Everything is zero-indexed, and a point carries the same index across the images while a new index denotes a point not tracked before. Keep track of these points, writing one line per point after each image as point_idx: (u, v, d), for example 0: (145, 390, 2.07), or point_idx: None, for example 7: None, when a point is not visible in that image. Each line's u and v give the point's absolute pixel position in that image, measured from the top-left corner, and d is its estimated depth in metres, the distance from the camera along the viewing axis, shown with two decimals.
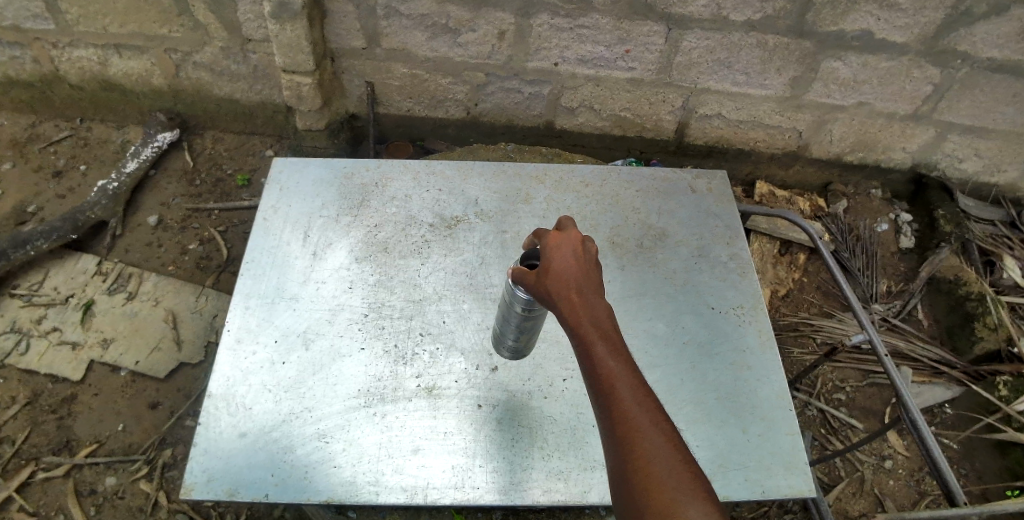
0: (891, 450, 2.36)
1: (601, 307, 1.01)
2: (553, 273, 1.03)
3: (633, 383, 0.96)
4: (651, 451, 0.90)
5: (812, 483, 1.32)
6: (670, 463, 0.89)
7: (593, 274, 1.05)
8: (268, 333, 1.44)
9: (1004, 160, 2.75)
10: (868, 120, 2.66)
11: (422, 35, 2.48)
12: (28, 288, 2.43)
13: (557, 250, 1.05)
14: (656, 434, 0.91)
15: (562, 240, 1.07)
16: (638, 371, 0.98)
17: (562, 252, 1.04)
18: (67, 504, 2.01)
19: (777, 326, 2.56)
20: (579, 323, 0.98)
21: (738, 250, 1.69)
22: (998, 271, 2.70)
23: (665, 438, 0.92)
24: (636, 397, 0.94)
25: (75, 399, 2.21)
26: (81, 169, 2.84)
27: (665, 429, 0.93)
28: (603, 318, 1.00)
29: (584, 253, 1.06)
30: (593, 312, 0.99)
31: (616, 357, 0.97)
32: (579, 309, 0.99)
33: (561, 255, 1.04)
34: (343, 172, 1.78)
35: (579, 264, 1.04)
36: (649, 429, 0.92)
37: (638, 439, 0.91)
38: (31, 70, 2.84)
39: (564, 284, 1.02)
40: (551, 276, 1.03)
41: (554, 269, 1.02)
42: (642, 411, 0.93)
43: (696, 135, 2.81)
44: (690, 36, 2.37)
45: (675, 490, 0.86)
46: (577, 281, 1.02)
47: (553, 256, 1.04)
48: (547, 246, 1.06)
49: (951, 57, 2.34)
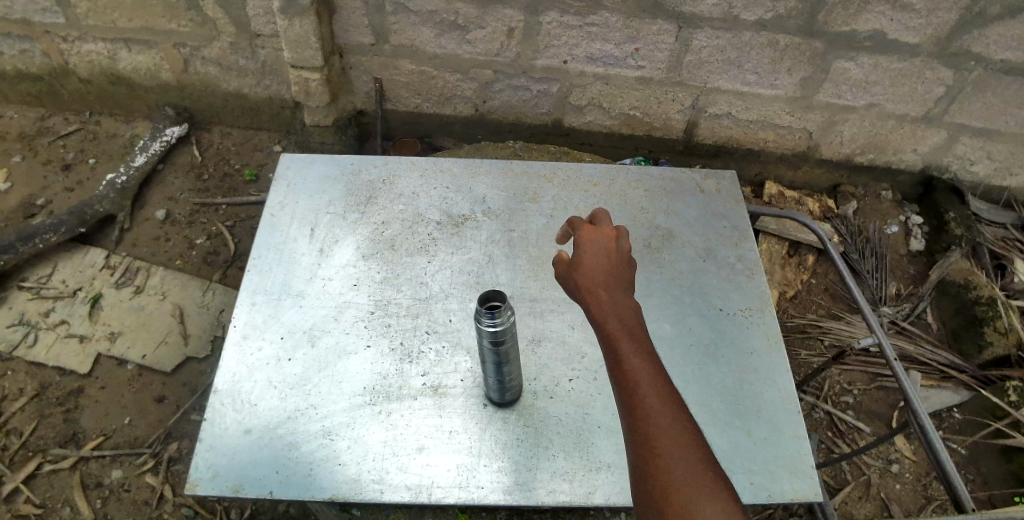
0: (898, 454, 2.34)
1: (626, 302, 1.09)
2: (582, 267, 1.14)
3: (651, 372, 1.00)
4: (661, 437, 0.93)
5: (819, 487, 1.30)
6: (679, 451, 0.92)
7: (622, 273, 1.14)
8: (274, 330, 1.44)
9: (1017, 163, 2.72)
10: (879, 121, 2.63)
11: (430, 32, 2.48)
12: (36, 281, 2.44)
13: (589, 251, 1.16)
14: (671, 425, 0.95)
15: (596, 242, 1.18)
16: (659, 364, 1.03)
17: (593, 249, 1.16)
18: (73, 496, 2.02)
19: (784, 328, 2.54)
20: (602, 314, 1.07)
21: (747, 251, 1.68)
22: (1009, 275, 2.67)
23: (680, 429, 0.94)
24: (654, 389, 0.98)
25: (81, 392, 2.22)
26: (90, 163, 2.85)
27: (679, 418, 0.96)
28: (627, 313, 1.08)
29: (614, 255, 1.16)
30: (617, 307, 1.07)
31: (636, 347, 1.03)
32: (604, 303, 1.08)
33: (592, 254, 1.15)
34: (350, 170, 1.78)
35: (607, 260, 1.15)
36: (661, 417, 0.95)
37: (648, 425, 0.95)
38: (40, 64, 2.85)
39: (591, 278, 1.12)
40: (581, 273, 1.13)
41: (584, 265, 1.13)
42: (657, 400, 0.97)
43: (705, 135, 2.80)
44: (700, 35, 2.35)
45: (685, 477, 0.89)
46: (604, 276, 1.12)
47: (584, 255, 1.15)
48: (580, 243, 1.18)
49: (964, 59, 2.32)
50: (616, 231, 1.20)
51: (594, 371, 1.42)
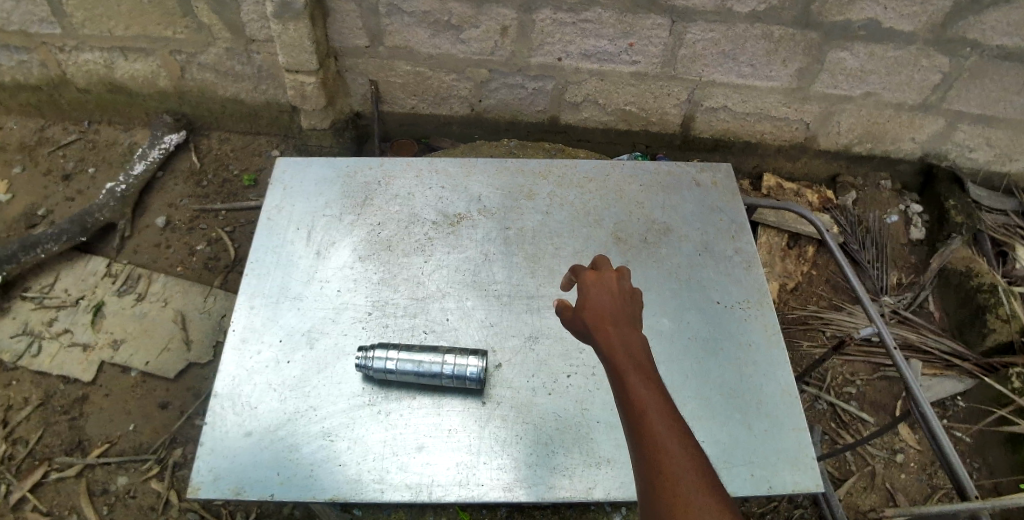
0: (902, 444, 2.33)
1: (633, 336, 1.11)
2: (588, 305, 1.16)
3: (662, 404, 1.00)
4: (675, 466, 0.92)
5: (820, 479, 1.30)
6: (693, 481, 0.91)
7: (627, 307, 1.16)
8: (273, 333, 1.44)
9: (1017, 149, 2.70)
10: (876, 111, 2.62)
11: (424, 32, 2.48)
12: (39, 291, 2.46)
13: (594, 285, 1.19)
14: (680, 451, 0.94)
15: (601, 278, 1.21)
16: (667, 393, 1.03)
17: (597, 286, 1.18)
18: (79, 503, 2.04)
19: (786, 320, 2.54)
20: (611, 349, 1.08)
21: (743, 244, 1.67)
22: (1011, 262, 2.66)
23: (689, 456, 0.94)
24: (663, 416, 0.98)
25: (86, 399, 2.24)
26: (90, 172, 2.86)
27: (689, 447, 0.95)
28: (634, 344, 1.09)
29: (620, 290, 1.19)
30: (624, 338, 1.09)
31: (646, 381, 1.03)
32: (611, 335, 1.10)
33: (597, 289, 1.18)
34: (346, 171, 1.78)
35: (612, 296, 1.17)
36: (674, 448, 0.94)
37: (662, 454, 0.94)
38: (38, 74, 2.86)
39: (598, 315, 1.14)
40: (587, 308, 1.16)
41: (589, 300, 1.16)
42: (668, 429, 0.97)
43: (702, 128, 2.79)
44: (694, 28, 2.35)
45: (698, 507, 0.88)
46: (611, 312, 1.14)
47: (589, 291, 1.18)
48: (584, 282, 1.21)
49: (959, 46, 2.31)
50: (619, 270, 1.23)
51: (593, 367, 1.42)
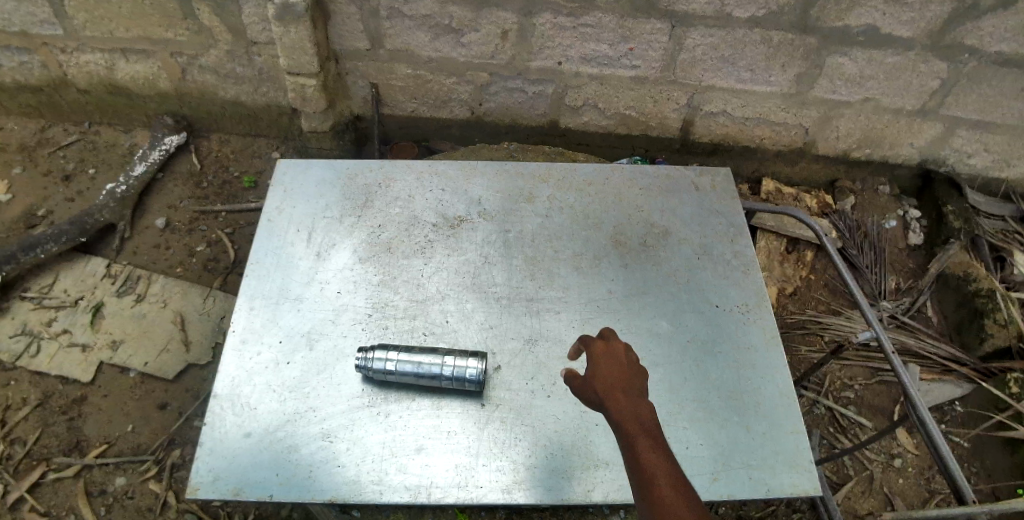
0: (900, 448, 2.34)
1: (643, 407, 1.12)
2: (598, 375, 1.17)
3: (672, 473, 1.00)
4: None
5: (817, 481, 1.30)
6: None
7: (636, 378, 1.17)
8: (273, 334, 1.45)
9: (1014, 155, 2.72)
10: (875, 116, 2.64)
11: (425, 35, 2.49)
12: (38, 291, 2.46)
13: (604, 356, 1.20)
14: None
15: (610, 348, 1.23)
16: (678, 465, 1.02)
17: (607, 358, 1.20)
18: (77, 504, 2.03)
19: (784, 324, 2.55)
20: (621, 417, 1.09)
21: (742, 247, 1.68)
22: (1009, 267, 2.68)
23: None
24: (674, 487, 0.98)
25: (85, 400, 2.24)
26: (90, 173, 2.86)
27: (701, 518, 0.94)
28: (645, 414, 1.10)
29: (629, 361, 1.20)
30: (635, 409, 1.10)
31: (655, 447, 1.04)
32: (622, 406, 1.11)
33: (607, 360, 1.19)
34: (346, 173, 1.79)
35: (622, 367, 1.18)
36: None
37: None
38: (39, 76, 2.87)
39: (608, 385, 1.15)
40: (597, 378, 1.17)
41: (599, 371, 1.18)
42: (680, 499, 0.96)
43: (701, 132, 2.80)
44: (693, 33, 2.36)
45: None
46: (621, 382, 1.16)
47: (599, 361, 1.20)
48: (593, 353, 1.22)
49: (957, 52, 2.32)
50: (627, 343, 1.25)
51: None
